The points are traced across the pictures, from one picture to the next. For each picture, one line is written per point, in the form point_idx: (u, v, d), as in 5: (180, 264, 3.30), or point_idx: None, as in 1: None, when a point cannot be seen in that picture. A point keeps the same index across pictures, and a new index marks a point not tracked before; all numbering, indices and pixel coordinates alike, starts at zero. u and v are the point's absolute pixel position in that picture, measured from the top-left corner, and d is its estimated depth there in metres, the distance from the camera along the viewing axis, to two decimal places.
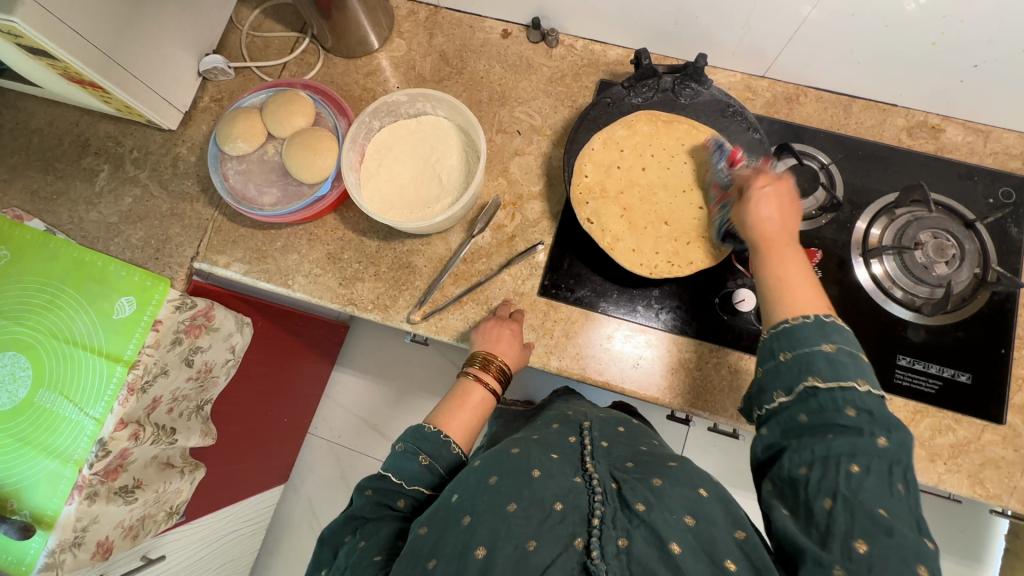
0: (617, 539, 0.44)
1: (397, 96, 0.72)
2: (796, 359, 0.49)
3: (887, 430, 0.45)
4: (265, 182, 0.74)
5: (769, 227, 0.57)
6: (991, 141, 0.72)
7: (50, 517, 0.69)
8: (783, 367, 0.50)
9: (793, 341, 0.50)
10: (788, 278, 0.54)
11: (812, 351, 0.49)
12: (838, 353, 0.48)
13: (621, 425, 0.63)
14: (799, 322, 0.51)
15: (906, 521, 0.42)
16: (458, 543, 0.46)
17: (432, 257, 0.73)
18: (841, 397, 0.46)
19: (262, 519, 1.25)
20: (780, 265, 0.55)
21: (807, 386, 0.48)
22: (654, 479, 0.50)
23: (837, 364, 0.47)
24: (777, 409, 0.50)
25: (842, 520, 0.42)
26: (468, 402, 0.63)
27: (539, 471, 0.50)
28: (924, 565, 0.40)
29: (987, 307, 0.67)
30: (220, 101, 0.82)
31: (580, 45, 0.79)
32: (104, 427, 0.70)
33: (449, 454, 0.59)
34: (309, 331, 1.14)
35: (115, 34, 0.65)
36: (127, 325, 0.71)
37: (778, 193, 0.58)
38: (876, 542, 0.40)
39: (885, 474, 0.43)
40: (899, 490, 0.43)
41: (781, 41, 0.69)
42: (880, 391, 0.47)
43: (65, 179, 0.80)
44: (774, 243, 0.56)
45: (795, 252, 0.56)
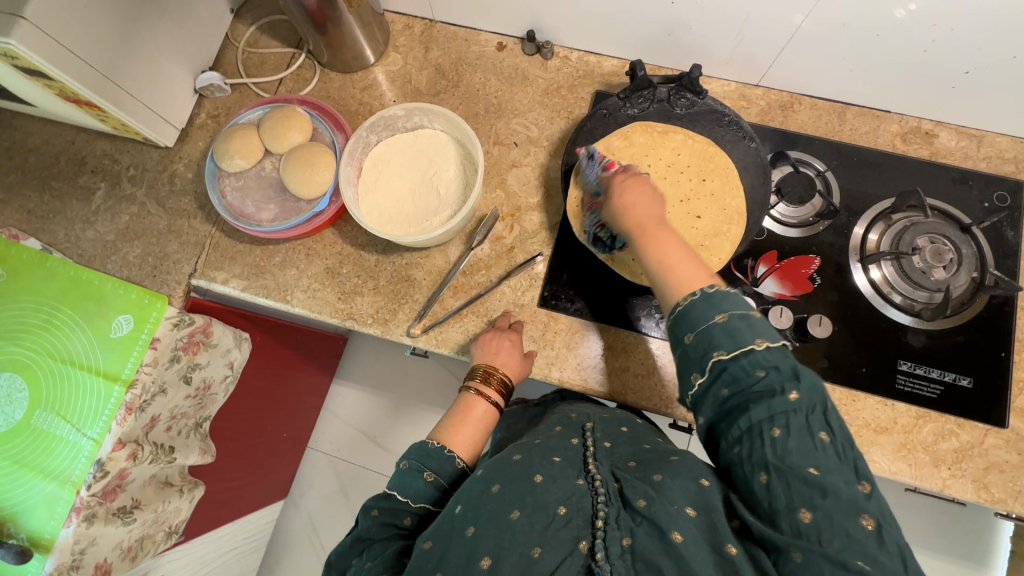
0: (621, 538, 0.45)
1: (393, 109, 0.72)
2: (699, 339, 0.50)
3: (795, 379, 0.46)
4: (262, 199, 0.74)
5: (637, 214, 0.58)
6: (985, 146, 0.72)
7: (47, 540, 0.68)
8: (692, 351, 0.50)
9: (691, 322, 0.50)
10: (668, 259, 0.55)
11: (709, 327, 0.49)
12: (731, 321, 0.49)
13: (623, 426, 0.62)
14: (689, 302, 0.51)
15: (838, 472, 0.43)
16: (462, 556, 0.45)
17: (432, 269, 0.73)
18: (748, 364, 0.47)
19: (262, 536, 1.23)
20: (655, 247, 0.56)
21: (715, 363, 0.48)
22: (655, 475, 0.50)
23: (734, 333, 0.48)
24: (701, 392, 0.50)
25: (781, 493, 0.43)
26: (469, 417, 0.63)
27: (541, 477, 0.49)
28: (866, 515, 0.42)
29: (985, 312, 0.67)
30: (218, 118, 0.82)
31: (575, 57, 0.79)
32: (102, 447, 0.69)
33: (454, 471, 0.58)
34: (309, 344, 1.13)
35: (110, 53, 0.65)
36: (125, 344, 0.71)
37: (637, 182, 0.61)
38: (816, 505, 0.42)
39: (807, 429, 0.45)
40: (824, 440, 0.45)
41: (774, 51, 0.69)
42: (780, 341, 0.48)
43: (61, 198, 0.80)
44: (645, 227, 0.57)
45: (666, 231, 0.57)
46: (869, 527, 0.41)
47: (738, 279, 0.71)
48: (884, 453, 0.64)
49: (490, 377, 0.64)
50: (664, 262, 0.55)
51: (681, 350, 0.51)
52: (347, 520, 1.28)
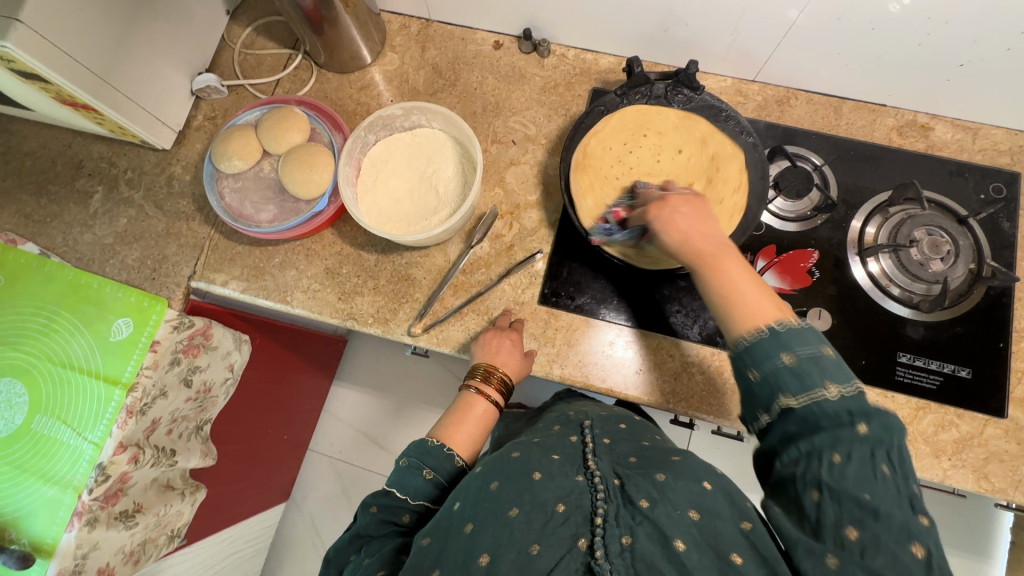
0: (621, 537, 0.44)
1: (392, 109, 0.72)
2: (764, 376, 0.47)
3: (866, 415, 0.44)
4: (261, 200, 0.74)
5: (693, 244, 0.55)
6: (980, 138, 0.73)
7: (49, 545, 0.67)
8: (757, 388, 0.48)
9: (755, 359, 0.48)
10: (735, 292, 0.51)
11: (776, 366, 0.47)
12: (800, 361, 0.46)
13: (624, 423, 0.63)
14: (755, 337, 0.48)
15: (898, 505, 0.42)
16: (461, 552, 0.46)
17: (432, 268, 0.73)
18: (816, 405, 0.45)
19: (263, 539, 1.23)
20: (717, 278, 0.52)
21: (782, 403, 0.46)
22: (658, 474, 0.49)
23: (802, 375, 0.46)
24: (764, 422, 0.49)
25: (830, 509, 0.43)
26: (470, 415, 0.63)
27: (539, 474, 0.50)
28: (917, 542, 0.40)
29: (983, 303, 0.68)
30: (215, 120, 0.81)
31: (572, 54, 0.79)
32: (103, 451, 0.69)
33: (453, 469, 0.58)
34: (309, 345, 1.13)
35: (106, 56, 0.65)
36: (125, 348, 0.71)
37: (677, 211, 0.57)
38: (866, 526, 0.41)
39: (869, 460, 0.43)
40: (887, 473, 0.42)
41: (770, 46, 0.70)
42: (854, 380, 0.45)
43: (58, 202, 0.80)
44: (707, 258, 0.53)
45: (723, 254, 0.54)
46: (919, 556, 0.40)
47: None
48: None
49: (490, 376, 0.64)
50: (727, 294, 0.51)
51: (746, 385, 0.50)
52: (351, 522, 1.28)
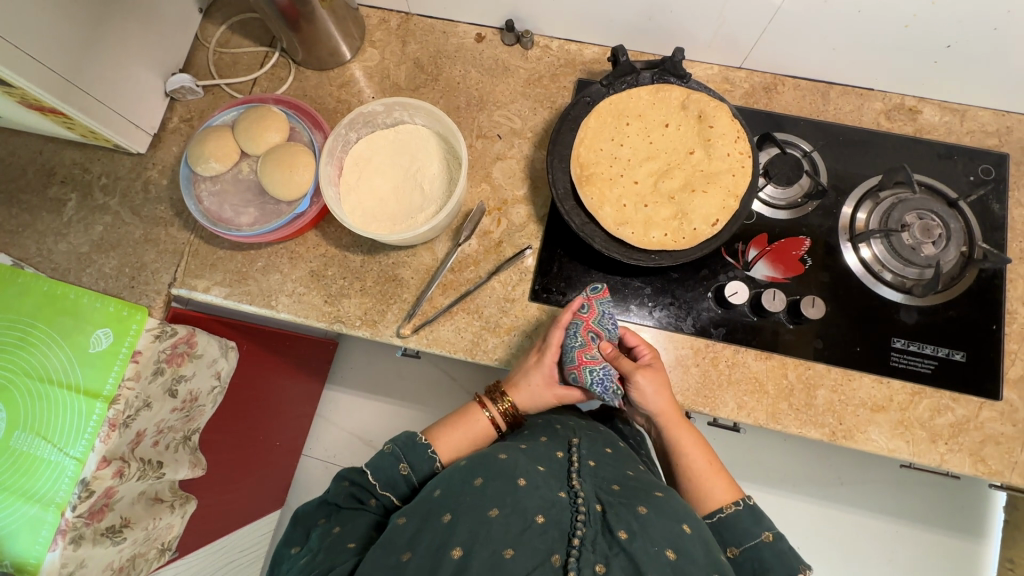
0: (595, 564, 0.43)
1: (372, 106, 0.70)
2: (744, 554, 0.54)
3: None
4: (241, 203, 0.72)
5: (664, 406, 0.62)
6: (967, 120, 0.72)
7: (33, 565, 0.65)
8: (735, 564, 0.55)
9: (737, 535, 0.55)
10: (697, 468, 0.61)
11: (756, 544, 0.54)
12: (778, 542, 0.53)
13: (609, 446, 0.62)
14: (734, 512, 0.56)
15: None
16: (435, 540, 0.46)
17: (419, 268, 0.72)
18: None
19: (259, 547, 1.21)
20: (684, 453, 0.62)
21: None
22: (640, 506, 0.48)
23: (783, 556, 0.53)
24: None
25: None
26: (468, 427, 0.65)
27: (525, 480, 0.49)
28: None
29: (975, 285, 0.67)
30: (191, 121, 0.79)
31: (556, 46, 0.78)
32: (86, 466, 0.67)
33: (428, 471, 0.60)
34: (297, 350, 1.11)
35: (73, 58, 0.63)
36: (104, 360, 0.68)
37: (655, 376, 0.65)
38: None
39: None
40: None
41: (756, 32, 0.69)
42: None
43: (31, 211, 0.77)
44: (672, 418, 0.62)
45: (687, 426, 0.62)
46: None
47: (730, 263, 0.70)
48: (882, 431, 0.64)
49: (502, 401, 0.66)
50: (697, 474, 0.60)
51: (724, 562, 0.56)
52: None
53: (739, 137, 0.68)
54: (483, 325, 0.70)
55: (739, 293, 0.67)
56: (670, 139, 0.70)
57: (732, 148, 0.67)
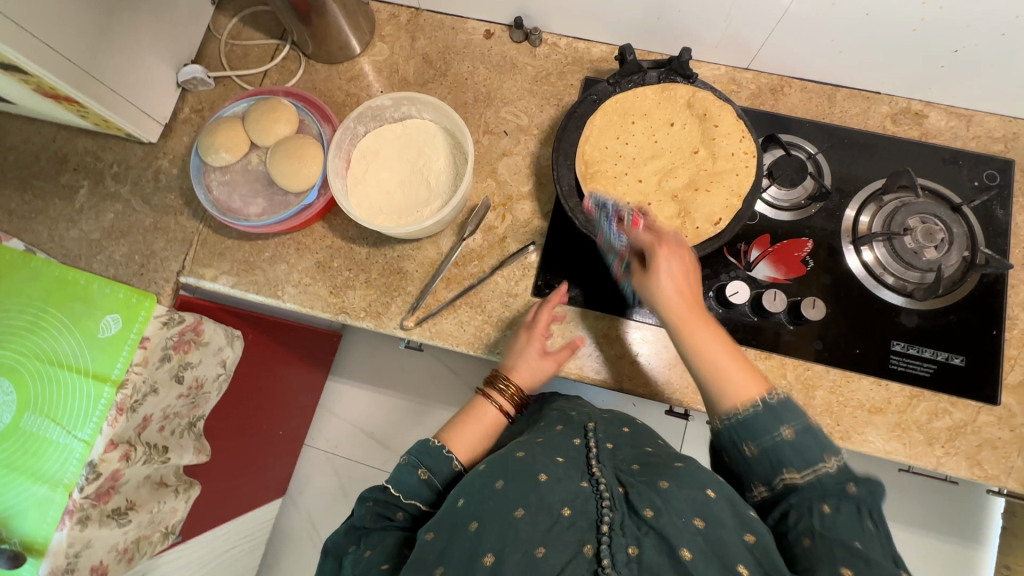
0: (627, 546, 0.45)
1: (380, 100, 0.71)
2: (762, 451, 0.51)
3: (855, 477, 0.48)
4: (249, 193, 0.73)
5: (681, 304, 0.58)
6: (974, 125, 0.73)
7: (41, 544, 0.67)
8: (754, 462, 0.51)
9: (755, 434, 0.51)
10: (718, 364, 0.55)
11: (774, 441, 0.50)
12: (798, 437, 0.50)
13: (627, 426, 0.65)
14: (751, 411, 0.51)
15: (885, 555, 0.44)
16: (465, 552, 0.47)
17: (424, 261, 0.73)
18: (813, 480, 0.48)
19: (261, 534, 1.23)
20: (704, 349, 0.56)
21: (785, 481, 0.49)
22: (661, 482, 0.50)
23: (802, 449, 0.49)
24: (762, 500, 0.52)
25: (820, 551, 0.45)
26: (478, 421, 0.66)
27: (545, 476, 0.51)
28: None
29: (977, 290, 0.67)
30: (202, 112, 0.80)
31: (564, 43, 0.78)
32: (93, 449, 0.68)
33: (447, 470, 0.61)
34: (302, 341, 1.12)
35: (88, 47, 0.64)
36: (113, 344, 0.70)
37: (682, 264, 0.59)
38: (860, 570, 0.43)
39: (856, 513, 0.46)
40: (873, 528, 0.45)
41: (764, 33, 0.69)
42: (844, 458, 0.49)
43: (43, 197, 0.78)
44: (681, 315, 0.57)
45: (700, 321, 0.57)
46: None
47: (732, 263, 0.70)
48: (879, 433, 0.65)
49: (507, 386, 0.66)
50: (713, 371, 0.55)
51: (743, 459, 0.52)
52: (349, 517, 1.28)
53: (743, 138, 0.68)
54: (486, 320, 0.71)
55: (740, 293, 0.67)
56: (675, 138, 0.71)
57: (736, 148, 0.68)
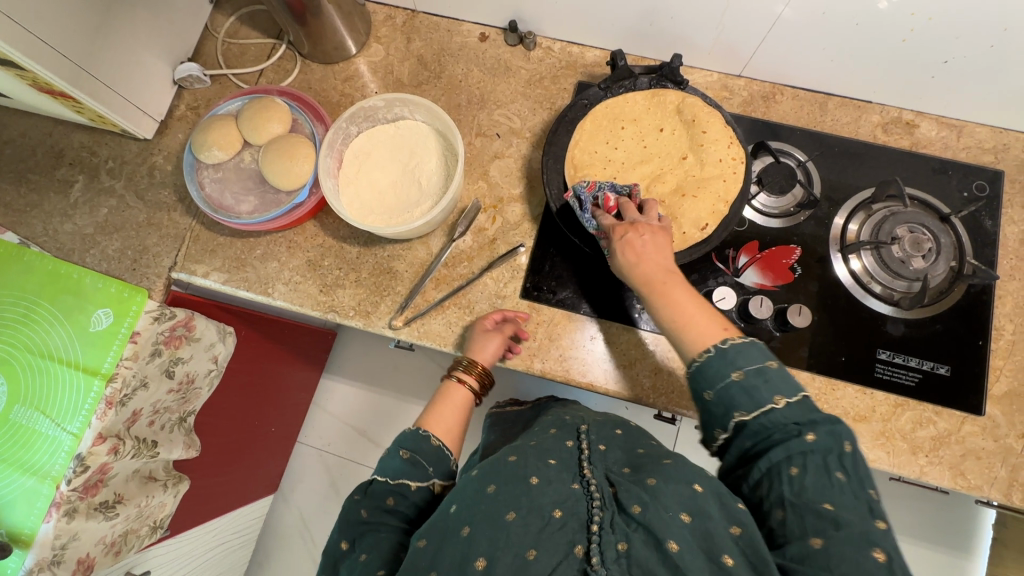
0: (616, 543, 0.46)
1: (373, 100, 0.71)
2: (718, 397, 0.51)
3: (813, 424, 0.48)
4: (242, 190, 0.73)
5: (645, 270, 0.58)
6: (964, 136, 0.73)
7: (27, 536, 0.68)
8: (712, 407, 0.51)
9: (708, 380, 0.51)
10: (683, 318, 0.55)
11: (726, 385, 0.50)
12: (748, 378, 0.50)
13: (620, 428, 0.65)
14: (704, 359, 0.52)
15: (853, 509, 0.45)
16: (458, 555, 0.47)
17: (414, 262, 0.73)
18: (767, 422, 0.48)
19: (252, 530, 1.24)
20: (667, 305, 0.56)
21: (736, 422, 0.50)
22: (649, 479, 0.50)
23: (751, 391, 0.49)
24: (725, 443, 0.52)
25: (794, 525, 0.45)
26: (450, 402, 0.69)
27: (537, 479, 0.51)
28: (878, 547, 0.43)
29: (963, 300, 0.68)
30: (197, 109, 0.81)
31: (558, 48, 0.79)
32: (81, 442, 0.69)
33: (426, 446, 0.63)
34: (295, 338, 1.13)
35: (84, 43, 0.65)
36: (104, 339, 0.70)
37: (638, 234, 0.59)
38: (829, 535, 0.43)
39: (821, 468, 0.46)
40: (840, 479, 0.46)
41: (755, 41, 0.69)
42: (798, 393, 0.49)
43: (39, 191, 0.79)
44: (651, 281, 0.57)
45: (669, 279, 0.57)
46: (882, 559, 0.42)
47: (720, 269, 0.71)
48: (863, 441, 0.65)
49: (467, 365, 0.68)
50: (678, 322, 0.55)
51: (701, 404, 0.53)
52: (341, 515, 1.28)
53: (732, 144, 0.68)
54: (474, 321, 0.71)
55: (726, 299, 0.69)
56: (664, 143, 0.71)
57: (724, 154, 0.68)
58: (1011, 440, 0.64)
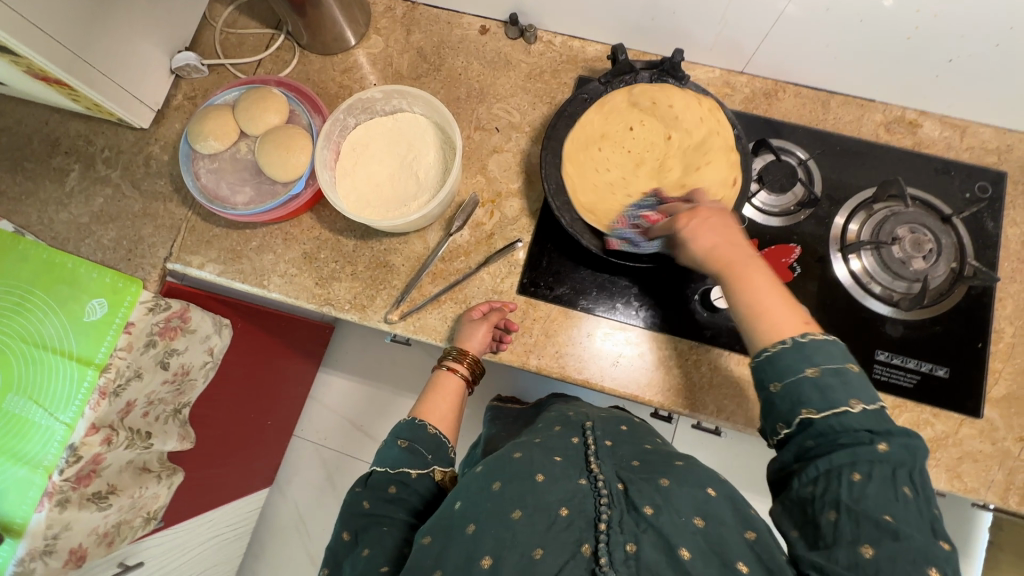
0: (626, 544, 0.45)
1: (370, 92, 0.70)
2: (786, 390, 0.49)
3: (886, 435, 0.45)
4: (237, 181, 0.73)
5: (720, 254, 0.56)
6: (968, 136, 0.72)
7: (19, 525, 0.67)
8: (778, 400, 0.49)
9: (778, 371, 0.49)
10: (764, 303, 0.53)
11: (799, 379, 0.48)
12: (824, 376, 0.47)
13: (624, 425, 0.64)
14: (778, 349, 0.50)
15: (914, 524, 0.42)
16: (464, 553, 0.47)
17: (410, 255, 0.73)
18: (837, 423, 0.46)
19: (247, 523, 1.23)
20: (745, 290, 0.54)
21: (802, 417, 0.47)
22: (661, 479, 0.50)
23: (825, 390, 0.47)
24: (783, 440, 0.49)
25: (847, 530, 0.43)
26: (444, 390, 0.70)
27: (543, 476, 0.51)
28: (933, 565, 0.40)
29: (964, 302, 0.67)
30: (195, 99, 0.80)
31: (559, 41, 0.78)
32: (74, 432, 0.68)
33: (423, 434, 0.65)
34: (292, 331, 1.12)
35: (80, 30, 0.64)
36: (98, 329, 0.70)
37: (707, 220, 0.58)
38: (883, 546, 0.41)
39: (890, 479, 0.44)
40: (906, 494, 0.43)
41: (758, 37, 0.68)
42: (875, 402, 0.47)
43: (34, 179, 0.78)
44: (728, 267, 0.55)
45: (744, 266, 0.55)
46: None
47: None
48: None
49: (456, 356, 0.69)
50: (755, 308, 0.53)
51: (765, 395, 0.51)
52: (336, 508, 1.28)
53: (711, 108, 0.67)
54: None
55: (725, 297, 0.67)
56: (643, 136, 0.71)
57: (700, 112, 0.67)
58: (1009, 443, 0.63)
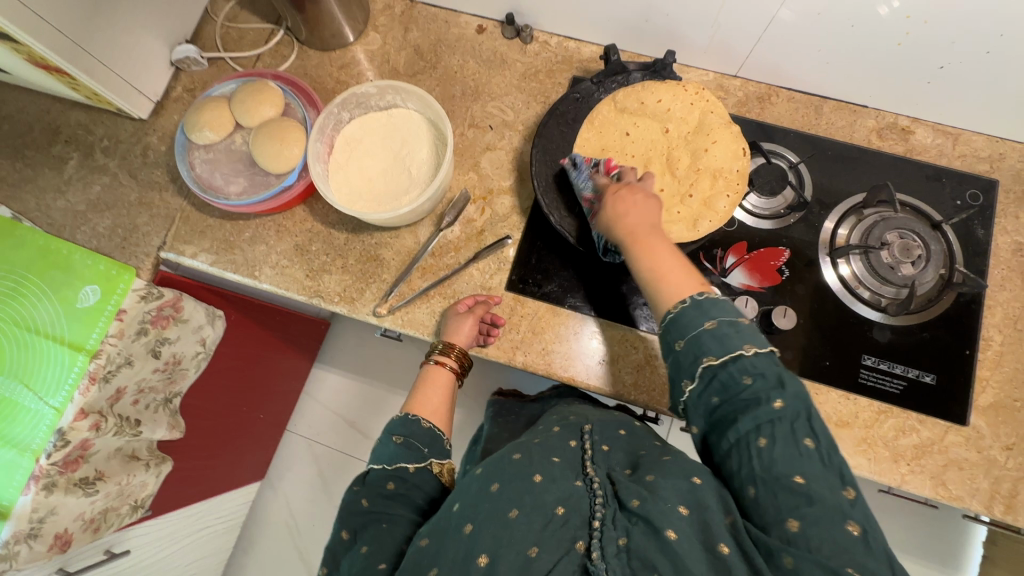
0: (617, 538, 0.45)
1: (364, 87, 0.71)
2: (689, 345, 0.51)
3: (779, 388, 0.48)
4: (231, 172, 0.73)
5: (630, 222, 0.58)
6: (960, 144, 0.72)
7: (4, 508, 0.68)
8: (682, 357, 0.51)
9: (681, 329, 0.51)
10: (662, 267, 0.56)
11: (697, 333, 0.50)
12: (720, 327, 0.50)
13: (623, 429, 0.62)
14: (679, 309, 0.52)
15: (823, 479, 0.45)
16: (461, 551, 0.47)
17: (401, 250, 0.73)
18: (736, 369, 0.48)
19: (237, 517, 1.24)
20: (647, 256, 0.57)
21: (704, 368, 0.49)
22: (649, 475, 0.50)
23: (723, 338, 0.49)
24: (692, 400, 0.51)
25: (768, 503, 0.45)
26: (436, 384, 0.71)
27: (540, 477, 0.50)
28: (851, 521, 0.43)
29: (952, 309, 0.67)
30: (193, 92, 0.81)
31: (555, 42, 0.79)
32: (63, 416, 0.69)
33: (418, 429, 0.64)
34: (286, 325, 1.13)
35: (82, 21, 0.65)
36: (90, 315, 0.70)
37: (631, 192, 0.60)
38: (802, 513, 0.43)
39: (791, 438, 0.46)
40: (808, 447, 0.46)
41: (751, 40, 0.69)
42: (766, 348, 0.50)
43: (33, 166, 0.79)
44: (637, 235, 0.58)
45: (655, 235, 0.58)
46: (856, 533, 0.42)
47: (706, 268, 0.70)
48: (844, 447, 0.64)
49: (444, 350, 0.68)
50: (655, 272, 0.56)
51: (672, 355, 0.52)
52: (328, 505, 1.28)
53: (698, 91, 0.68)
54: None
55: None
56: (641, 137, 0.70)
57: (688, 99, 0.69)
58: (994, 452, 0.63)
